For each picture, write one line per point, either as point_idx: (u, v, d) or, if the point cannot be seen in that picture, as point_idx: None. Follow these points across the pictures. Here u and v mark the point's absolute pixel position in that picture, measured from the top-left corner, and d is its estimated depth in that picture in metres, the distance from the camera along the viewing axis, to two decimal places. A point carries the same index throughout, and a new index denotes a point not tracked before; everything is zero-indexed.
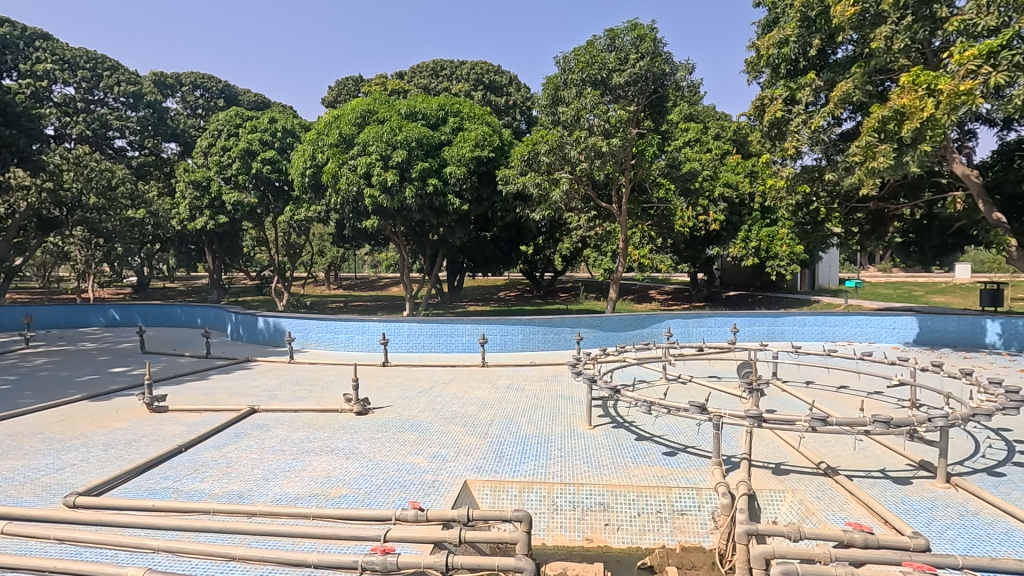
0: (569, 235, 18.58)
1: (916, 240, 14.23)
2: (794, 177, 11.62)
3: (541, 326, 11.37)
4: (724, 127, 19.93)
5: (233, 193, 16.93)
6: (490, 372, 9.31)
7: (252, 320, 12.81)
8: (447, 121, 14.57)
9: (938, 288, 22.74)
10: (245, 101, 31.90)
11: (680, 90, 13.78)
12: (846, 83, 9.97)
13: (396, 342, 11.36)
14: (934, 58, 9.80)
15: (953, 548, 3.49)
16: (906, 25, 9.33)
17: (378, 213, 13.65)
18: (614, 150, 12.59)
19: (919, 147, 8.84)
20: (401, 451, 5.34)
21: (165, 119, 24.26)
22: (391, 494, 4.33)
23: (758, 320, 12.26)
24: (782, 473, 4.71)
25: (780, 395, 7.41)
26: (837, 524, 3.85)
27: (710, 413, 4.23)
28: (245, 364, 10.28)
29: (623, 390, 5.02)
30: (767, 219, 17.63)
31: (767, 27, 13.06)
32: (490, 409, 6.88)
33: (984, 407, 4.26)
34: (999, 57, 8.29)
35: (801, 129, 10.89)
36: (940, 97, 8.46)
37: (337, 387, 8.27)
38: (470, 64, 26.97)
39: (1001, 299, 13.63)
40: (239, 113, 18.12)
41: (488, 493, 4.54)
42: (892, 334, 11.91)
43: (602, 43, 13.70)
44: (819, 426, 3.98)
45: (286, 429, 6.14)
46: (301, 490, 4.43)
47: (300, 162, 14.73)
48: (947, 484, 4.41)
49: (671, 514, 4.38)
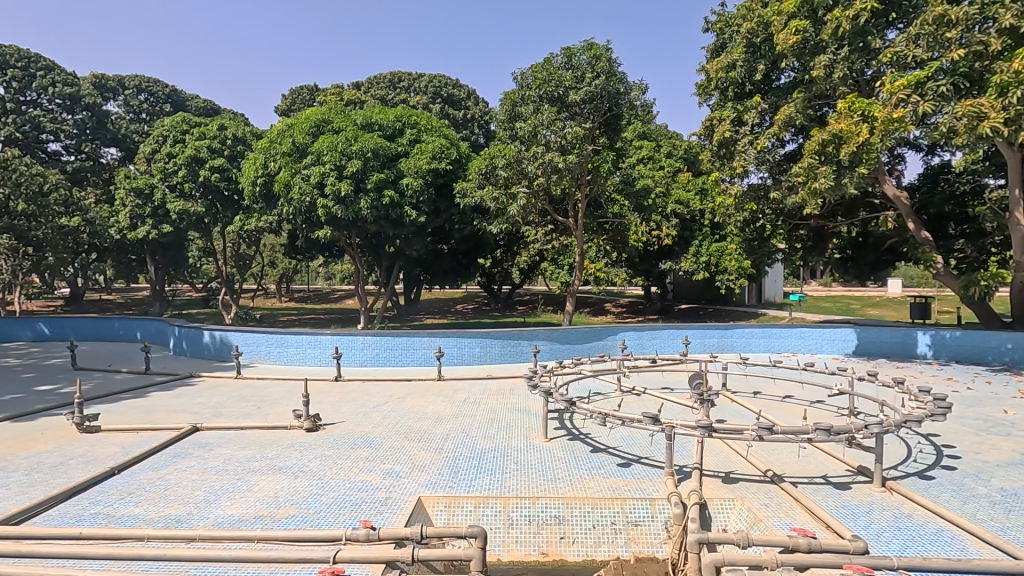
0: (526, 249, 18.95)
1: (853, 256, 14.89)
2: (741, 195, 12.08)
3: (498, 339, 11.38)
4: (675, 145, 20.63)
5: (177, 202, 16.26)
6: (447, 386, 9.22)
7: (196, 335, 12.20)
8: (404, 133, 14.51)
9: (873, 302, 24.10)
10: (193, 107, 30.92)
11: (634, 109, 14.20)
12: (789, 107, 10.49)
13: (350, 356, 11.14)
14: (867, 86, 10.50)
15: (890, 549, 3.65)
16: (844, 56, 9.93)
17: (332, 224, 13.46)
18: (571, 166, 12.79)
19: (856, 170, 9.48)
20: (353, 468, 5.20)
21: (106, 123, 23.38)
22: (341, 514, 4.20)
23: (708, 332, 12.63)
24: (732, 482, 4.84)
25: (728, 405, 7.61)
26: (783, 530, 3.98)
27: (663, 424, 4.30)
28: (189, 380, 9.82)
29: (578, 402, 5.06)
30: (717, 235, 18.26)
31: (715, 52, 13.74)
32: (447, 423, 6.79)
33: (914, 415, 4.52)
34: (926, 88, 8.87)
35: (747, 149, 11.39)
36: (875, 123, 9.09)
37: (287, 402, 8.01)
38: (428, 77, 27.09)
39: (930, 312, 14.55)
40: (187, 119, 17.44)
41: (442, 509, 4.46)
42: (833, 346, 12.48)
43: (558, 61, 13.94)
44: (767, 435, 4.09)
45: (231, 447, 5.87)
46: (246, 512, 4.23)
47: (251, 170, 14.37)
48: (883, 488, 4.63)
49: (626, 525, 4.41)
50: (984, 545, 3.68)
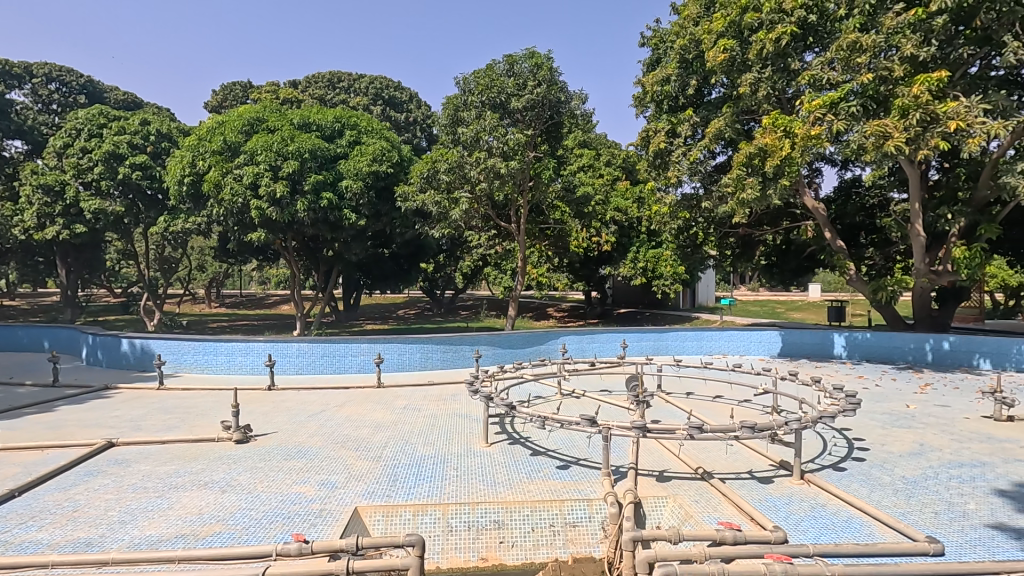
0: (469, 253, 18.92)
1: (777, 263, 15.82)
2: (676, 204, 12.58)
3: (440, 344, 11.28)
4: (614, 154, 21.24)
5: (93, 200, 15.11)
6: (387, 393, 9.04)
7: (113, 343, 11.35)
8: (344, 134, 14.18)
9: (795, 306, 25.69)
10: (112, 100, 28.88)
11: (575, 118, 14.49)
12: (719, 121, 11.07)
13: (283, 364, 10.70)
14: (788, 104, 11.22)
15: (807, 538, 3.90)
16: (767, 75, 10.59)
17: (267, 226, 12.94)
18: (512, 172, 12.91)
19: (779, 182, 10.14)
20: (285, 480, 5.00)
21: (9, 114, 21.42)
22: (273, 528, 4.03)
23: (644, 336, 13.07)
24: (666, 480, 5.02)
25: (663, 406, 7.88)
26: (711, 524, 4.16)
27: (600, 425, 4.41)
28: (104, 392, 9.12)
29: (518, 406, 5.09)
30: (653, 242, 18.91)
31: (650, 66, 14.30)
32: (386, 431, 6.66)
33: (829, 411, 4.85)
34: (839, 108, 9.59)
35: (681, 160, 11.89)
36: (795, 138, 9.73)
37: (215, 414, 7.60)
38: (369, 79, 26.61)
39: (845, 315, 15.67)
40: (105, 112, 16.26)
41: (380, 519, 4.36)
42: (759, 347, 13.18)
43: (500, 68, 14.05)
44: (697, 434, 4.27)
45: (151, 463, 5.51)
46: (166, 531, 3.98)
47: (177, 168, 13.54)
48: (801, 481, 4.95)
49: (564, 526, 4.47)
50: (889, 530, 3.99)
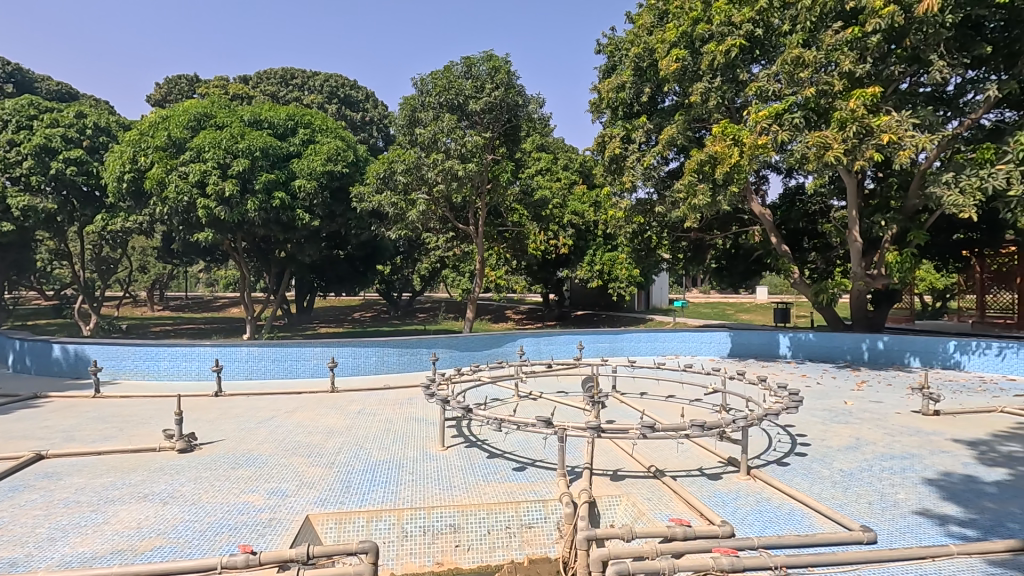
0: (427, 255, 18.75)
1: (727, 266, 16.36)
2: (630, 208, 12.86)
3: (396, 348, 11.13)
4: (571, 158, 21.50)
5: (21, 196, 14.15)
6: (341, 397, 8.85)
7: (44, 349, 10.65)
8: (297, 132, 13.82)
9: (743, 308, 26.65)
10: (43, 90, 27.12)
11: (533, 122, 14.57)
12: (672, 128, 11.39)
13: (232, 369, 10.31)
14: (736, 114, 11.65)
15: (752, 531, 4.06)
16: (717, 85, 10.96)
17: (214, 226, 12.45)
18: (470, 174, 12.89)
19: (728, 189, 10.54)
20: (232, 489, 4.82)
21: None
22: (218, 540, 3.88)
23: (600, 337, 13.29)
24: (619, 479, 5.11)
25: (618, 407, 8.03)
26: (663, 521, 4.27)
27: (555, 426, 4.46)
28: (33, 401, 8.55)
29: (474, 409, 5.08)
30: (609, 245, 19.24)
31: (607, 72, 14.57)
32: (340, 437, 6.51)
33: (773, 408, 5.06)
34: (783, 119, 10.04)
35: (635, 165, 12.16)
36: (743, 147, 10.13)
37: (157, 422, 7.24)
38: (324, 76, 26.02)
39: (789, 317, 16.38)
40: (35, 103, 15.26)
41: (332, 527, 4.26)
42: (710, 348, 13.62)
43: (457, 70, 14.01)
44: (649, 433, 4.37)
45: (85, 476, 5.20)
46: (101, 548, 3.77)
47: (117, 164, 12.83)
48: (747, 476, 5.14)
49: (520, 528, 4.49)
50: (827, 520, 4.21)
